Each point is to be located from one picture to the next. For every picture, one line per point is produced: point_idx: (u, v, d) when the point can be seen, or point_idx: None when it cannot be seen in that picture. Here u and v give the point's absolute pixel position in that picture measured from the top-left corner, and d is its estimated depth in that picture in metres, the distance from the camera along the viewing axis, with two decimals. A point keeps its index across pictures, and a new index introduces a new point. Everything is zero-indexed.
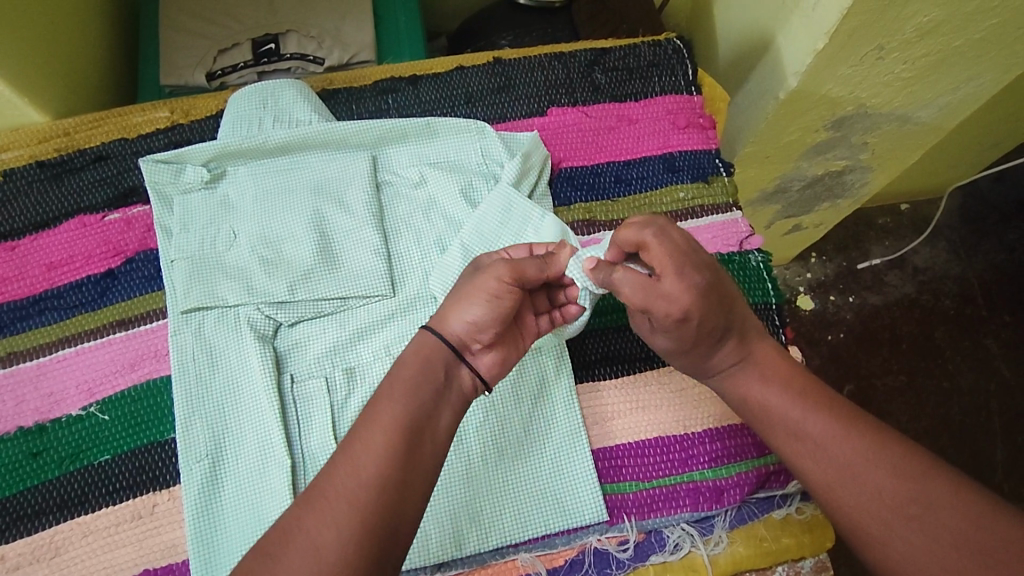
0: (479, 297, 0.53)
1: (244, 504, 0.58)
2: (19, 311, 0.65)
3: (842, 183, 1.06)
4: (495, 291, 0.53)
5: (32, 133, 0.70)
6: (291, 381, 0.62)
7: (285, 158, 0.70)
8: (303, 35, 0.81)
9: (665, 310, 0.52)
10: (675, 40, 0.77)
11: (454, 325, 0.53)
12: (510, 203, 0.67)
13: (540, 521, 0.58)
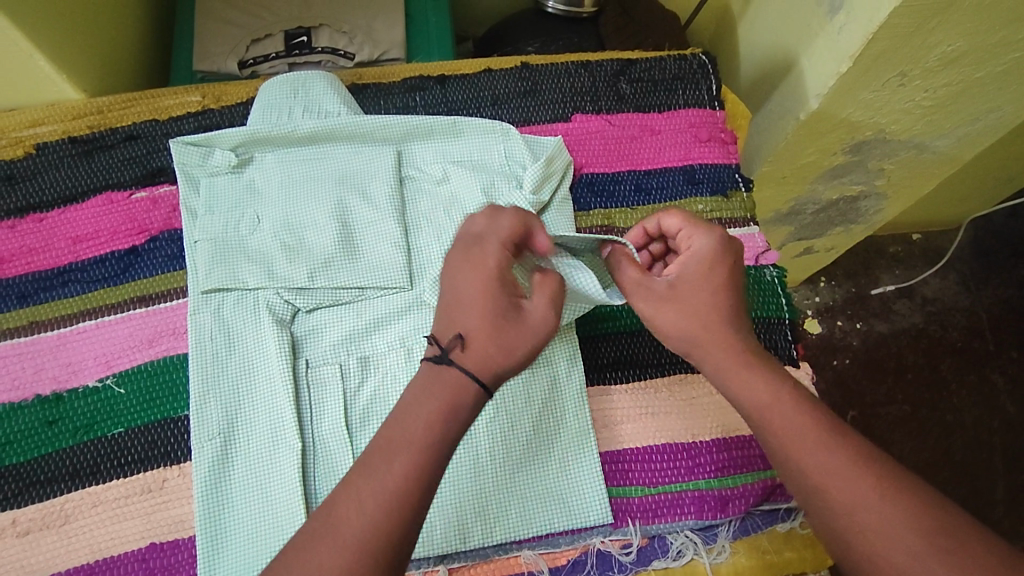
0: (512, 342, 0.49)
1: (254, 483, 0.59)
2: (44, 281, 0.67)
3: (856, 208, 1.07)
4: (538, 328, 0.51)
5: (67, 109, 0.72)
6: (305, 366, 0.63)
7: (311, 148, 0.71)
8: (334, 29, 0.83)
9: (693, 241, 0.57)
10: (701, 55, 0.79)
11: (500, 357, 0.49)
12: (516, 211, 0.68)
13: (544, 520, 0.59)
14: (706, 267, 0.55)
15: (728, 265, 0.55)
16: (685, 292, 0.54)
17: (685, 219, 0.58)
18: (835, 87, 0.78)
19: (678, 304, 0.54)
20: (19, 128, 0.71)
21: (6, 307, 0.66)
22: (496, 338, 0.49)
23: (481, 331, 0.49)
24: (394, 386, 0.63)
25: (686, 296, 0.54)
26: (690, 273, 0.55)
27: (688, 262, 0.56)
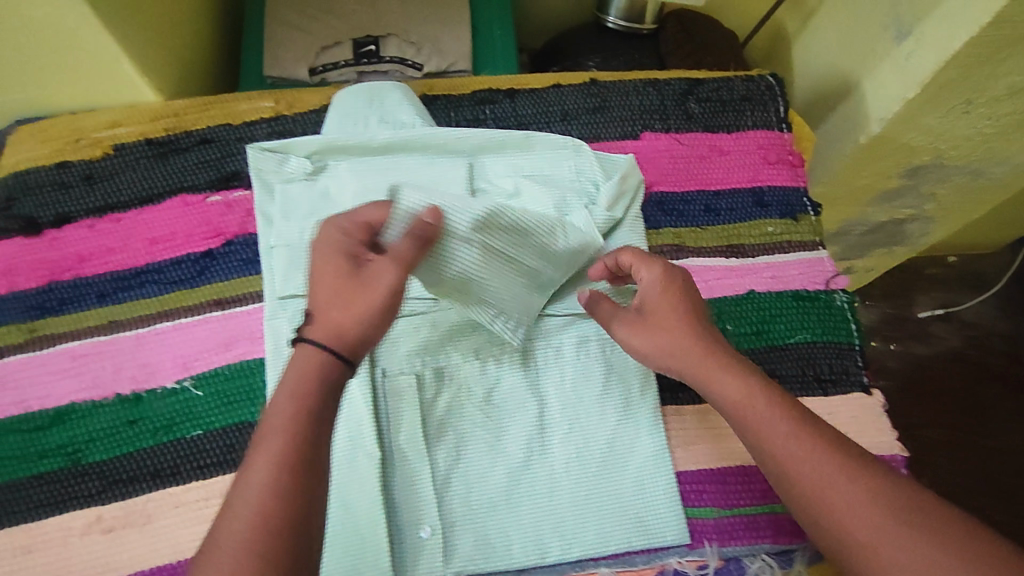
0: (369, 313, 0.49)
1: (334, 491, 0.60)
2: (122, 282, 0.68)
3: (902, 230, 1.08)
4: (391, 298, 0.50)
5: (144, 112, 0.73)
6: (382, 375, 0.64)
7: (385, 158, 0.72)
8: (402, 39, 0.83)
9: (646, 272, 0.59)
10: (769, 77, 0.79)
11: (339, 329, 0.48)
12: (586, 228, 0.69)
13: (620, 538, 0.60)
14: (670, 293, 0.57)
15: (684, 291, 0.57)
16: (649, 321, 0.57)
17: (637, 254, 0.59)
18: (900, 113, 0.79)
19: (643, 328, 0.57)
20: (98, 130, 0.72)
21: (85, 306, 0.67)
22: (346, 311, 0.48)
23: (329, 303, 0.49)
24: (469, 398, 0.65)
25: (648, 324, 0.57)
26: (653, 301, 0.57)
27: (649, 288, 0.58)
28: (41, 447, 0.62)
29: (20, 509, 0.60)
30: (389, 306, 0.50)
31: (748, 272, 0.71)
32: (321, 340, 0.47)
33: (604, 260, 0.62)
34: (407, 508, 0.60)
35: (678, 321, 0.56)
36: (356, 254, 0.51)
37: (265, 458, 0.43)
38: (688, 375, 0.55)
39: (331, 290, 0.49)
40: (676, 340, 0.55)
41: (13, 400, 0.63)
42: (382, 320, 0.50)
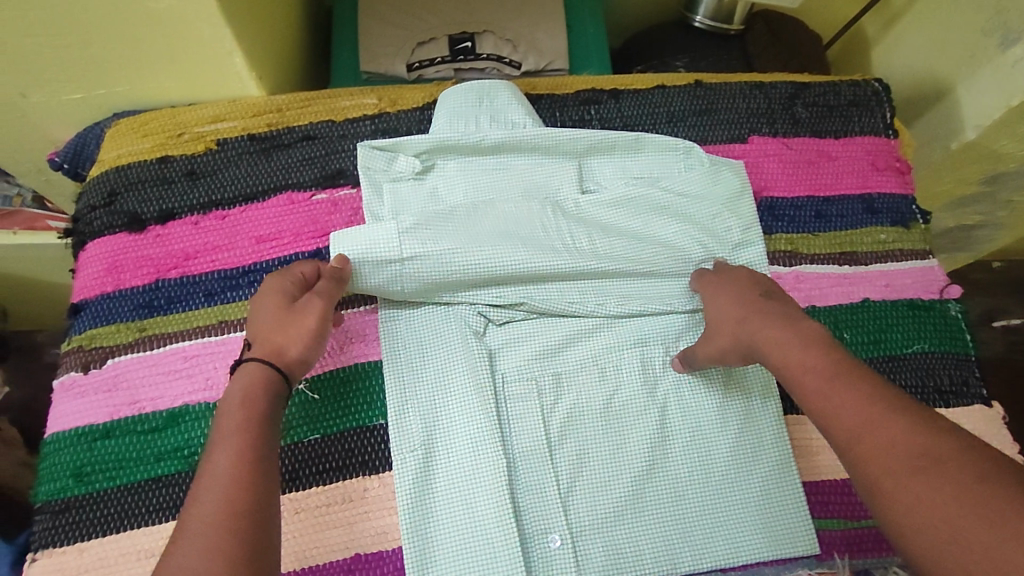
0: (308, 336, 0.57)
1: (459, 498, 0.59)
2: (229, 281, 0.66)
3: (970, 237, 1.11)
4: (321, 327, 0.58)
5: (247, 106, 0.72)
6: (500, 381, 0.64)
7: (493, 158, 0.71)
8: (497, 36, 0.81)
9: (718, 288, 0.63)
10: (876, 82, 0.79)
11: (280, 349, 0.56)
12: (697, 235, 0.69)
13: (750, 547, 0.60)
14: (722, 295, 0.62)
15: (746, 284, 0.61)
16: (715, 324, 0.61)
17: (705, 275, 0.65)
18: (998, 120, 0.81)
19: (708, 337, 0.61)
20: (200, 124, 0.71)
21: (193, 305, 0.65)
22: (285, 334, 0.57)
23: (269, 328, 0.57)
24: (589, 404, 0.63)
25: (717, 330, 0.61)
26: (711, 308, 0.62)
27: (709, 299, 0.63)
28: (156, 450, 0.60)
29: (139, 512, 0.58)
30: (319, 332, 0.58)
31: (861, 280, 0.71)
32: (264, 356, 0.55)
33: (692, 282, 0.67)
34: (535, 516, 0.60)
35: (732, 318, 0.60)
36: (295, 294, 0.59)
37: (225, 452, 0.50)
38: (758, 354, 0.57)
39: (271, 318, 0.57)
40: (734, 337, 0.59)
41: (126, 400, 0.62)
42: (313, 343, 0.58)
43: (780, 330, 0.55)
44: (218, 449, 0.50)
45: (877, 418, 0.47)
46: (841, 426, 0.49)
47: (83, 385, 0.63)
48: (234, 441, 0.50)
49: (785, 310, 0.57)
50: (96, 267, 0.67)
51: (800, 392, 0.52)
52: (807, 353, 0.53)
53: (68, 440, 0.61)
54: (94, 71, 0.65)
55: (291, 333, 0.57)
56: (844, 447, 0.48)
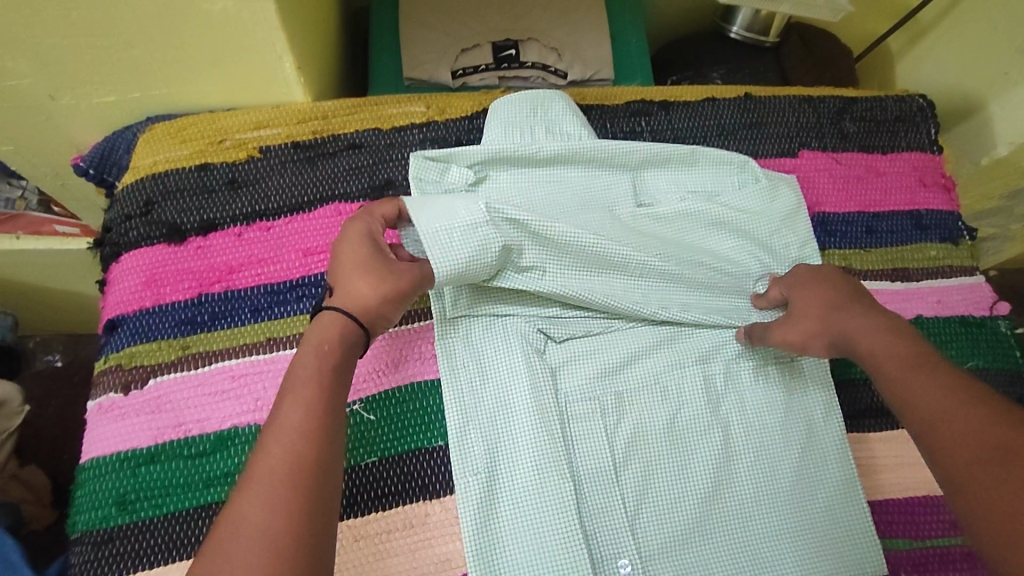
0: (386, 292, 0.56)
1: (525, 524, 0.56)
2: (276, 295, 0.63)
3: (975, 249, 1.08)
4: (407, 289, 0.57)
5: (292, 112, 0.69)
6: (562, 400, 0.61)
7: (548, 169, 0.69)
8: (542, 44, 0.81)
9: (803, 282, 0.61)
10: (920, 98, 0.80)
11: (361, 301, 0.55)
12: (752, 251, 0.69)
13: (820, 569, 0.59)
14: (808, 283, 0.61)
15: (833, 279, 0.60)
16: (799, 308, 0.60)
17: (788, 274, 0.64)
18: None
19: (790, 321, 0.60)
20: (243, 130, 0.68)
21: (239, 321, 0.62)
22: (368, 284, 0.56)
23: (355, 274, 0.56)
24: (651, 423, 0.61)
25: (802, 314, 0.59)
26: (796, 292, 0.61)
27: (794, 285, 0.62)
28: (205, 475, 0.56)
29: (188, 543, 0.55)
30: (401, 292, 0.57)
31: (914, 296, 0.70)
32: (343, 306, 0.55)
33: (772, 286, 0.65)
34: (604, 541, 0.57)
35: (822, 303, 0.58)
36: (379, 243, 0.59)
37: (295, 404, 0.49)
38: (847, 343, 0.56)
39: (356, 266, 0.57)
40: (821, 324, 0.58)
41: (170, 423, 0.58)
42: (392, 300, 0.57)
43: (869, 324, 0.55)
44: (287, 401, 0.49)
45: (961, 407, 0.47)
46: (922, 415, 0.48)
47: (123, 407, 0.59)
48: (304, 395, 0.50)
49: (870, 305, 0.57)
50: (132, 281, 0.63)
51: (885, 379, 0.52)
52: (902, 345, 0.53)
53: (108, 467, 0.57)
54: (133, 73, 0.62)
55: (377, 284, 0.56)
56: (928, 426, 0.48)
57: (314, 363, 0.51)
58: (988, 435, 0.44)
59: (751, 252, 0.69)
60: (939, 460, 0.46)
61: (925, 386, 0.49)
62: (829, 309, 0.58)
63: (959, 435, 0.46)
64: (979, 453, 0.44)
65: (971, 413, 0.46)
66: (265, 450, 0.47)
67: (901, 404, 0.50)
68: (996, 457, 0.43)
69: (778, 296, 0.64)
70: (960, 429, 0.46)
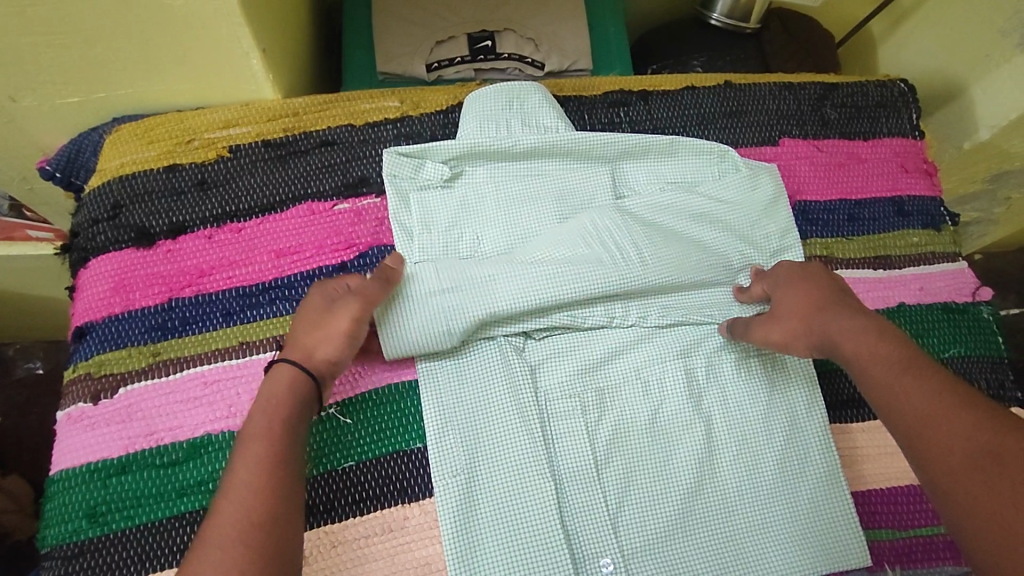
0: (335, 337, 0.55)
1: (506, 525, 0.56)
2: (249, 298, 0.62)
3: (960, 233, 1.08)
4: (352, 327, 0.55)
5: (262, 110, 0.67)
6: (543, 398, 0.60)
7: (524, 163, 0.68)
8: (519, 35, 0.79)
9: (783, 282, 0.61)
10: (901, 83, 0.79)
11: (309, 352, 0.54)
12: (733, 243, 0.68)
13: (804, 560, 0.59)
14: (791, 284, 0.60)
15: (815, 276, 0.60)
16: (782, 311, 0.59)
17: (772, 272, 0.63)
18: (1014, 122, 0.81)
19: (775, 318, 0.59)
20: (212, 130, 0.66)
21: (211, 326, 0.61)
22: (315, 335, 0.55)
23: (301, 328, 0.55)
24: (634, 419, 0.60)
25: (784, 316, 0.58)
26: (780, 290, 0.60)
27: (777, 288, 0.61)
28: (178, 484, 0.55)
29: (161, 554, 0.54)
30: (350, 333, 0.55)
31: (896, 284, 0.70)
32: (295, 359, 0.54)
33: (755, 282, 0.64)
34: (587, 539, 0.57)
35: (806, 301, 0.58)
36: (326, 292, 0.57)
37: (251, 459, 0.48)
38: (825, 342, 0.55)
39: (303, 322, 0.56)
40: (805, 323, 0.57)
41: (142, 432, 0.57)
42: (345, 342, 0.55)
43: (852, 323, 0.54)
44: (242, 459, 0.48)
45: (949, 408, 0.46)
46: (907, 416, 0.48)
47: (94, 416, 0.57)
48: (259, 450, 0.49)
49: (855, 306, 0.56)
50: (100, 287, 0.61)
51: (868, 380, 0.51)
52: (884, 345, 0.52)
53: (78, 478, 0.55)
54: (95, 72, 0.60)
55: (323, 331, 0.55)
56: (913, 432, 0.47)
57: (269, 419, 0.50)
58: (979, 438, 0.44)
59: (732, 245, 0.68)
60: (929, 467, 0.45)
61: (911, 388, 0.48)
62: (809, 308, 0.57)
63: (951, 439, 0.45)
64: (968, 457, 0.43)
65: (959, 415, 0.45)
66: (218, 512, 0.46)
67: (883, 407, 0.50)
68: (986, 460, 0.43)
69: (761, 294, 0.63)
70: (953, 433, 0.45)
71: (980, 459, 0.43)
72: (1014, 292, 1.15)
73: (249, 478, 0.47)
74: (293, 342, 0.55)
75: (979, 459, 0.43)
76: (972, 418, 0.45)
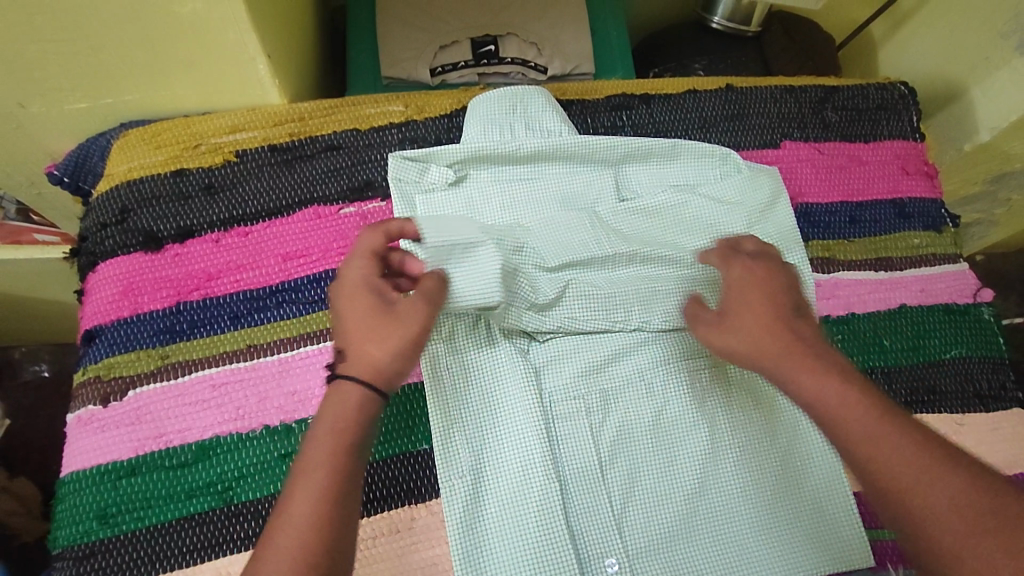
0: (399, 346, 0.48)
1: (511, 525, 0.56)
2: (256, 302, 0.62)
3: (961, 234, 1.09)
4: (422, 334, 0.49)
5: (267, 115, 0.68)
6: (547, 400, 0.61)
7: (528, 167, 0.69)
8: (522, 39, 0.80)
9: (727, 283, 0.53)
10: (902, 85, 0.80)
11: (373, 365, 0.47)
12: None
13: (808, 560, 0.59)
14: (739, 282, 0.52)
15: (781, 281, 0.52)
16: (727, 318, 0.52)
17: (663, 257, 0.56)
18: (1015, 123, 0.81)
19: (733, 334, 0.51)
20: (218, 135, 0.67)
21: (219, 329, 0.61)
22: (377, 344, 0.47)
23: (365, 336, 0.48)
24: (637, 421, 0.61)
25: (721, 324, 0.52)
26: (735, 299, 0.52)
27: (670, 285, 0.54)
28: (187, 486, 0.56)
29: (171, 555, 0.54)
30: (416, 342, 0.49)
31: (898, 286, 0.70)
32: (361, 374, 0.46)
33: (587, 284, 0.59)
34: (591, 539, 0.58)
35: (756, 314, 0.50)
36: (384, 292, 0.50)
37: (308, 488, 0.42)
38: (742, 350, 0.50)
39: (362, 322, 0.48)
40: (761, 340, 0.49)
41: (151, 434, 0.57)
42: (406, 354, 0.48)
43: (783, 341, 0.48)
44: (297, 490, 0.42)
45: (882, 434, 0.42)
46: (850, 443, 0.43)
47: (103, 419, 0.58)
48: (318, 480, 0.43)
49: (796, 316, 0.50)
50: (109, 291, 0.62)
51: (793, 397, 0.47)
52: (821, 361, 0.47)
53: (88, 480, 0.56)
54: (103, 78, 0.60)
55: (376, 341, 0.47)
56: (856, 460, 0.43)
57: (332, 443, 0.44)
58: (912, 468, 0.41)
59: None
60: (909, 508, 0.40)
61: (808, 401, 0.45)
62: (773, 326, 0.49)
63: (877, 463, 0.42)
64: (911, 488, 0.40)
65: (870, 438, 0.43)
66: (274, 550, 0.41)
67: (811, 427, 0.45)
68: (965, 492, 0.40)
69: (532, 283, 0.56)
70: (881, 461, 0.42)
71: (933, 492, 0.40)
72: (1015, 293, 1.15)
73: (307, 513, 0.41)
74: (353, 350, 0.48)
75: (921, 495, 0.40)
76: (899, 445, 0.42)
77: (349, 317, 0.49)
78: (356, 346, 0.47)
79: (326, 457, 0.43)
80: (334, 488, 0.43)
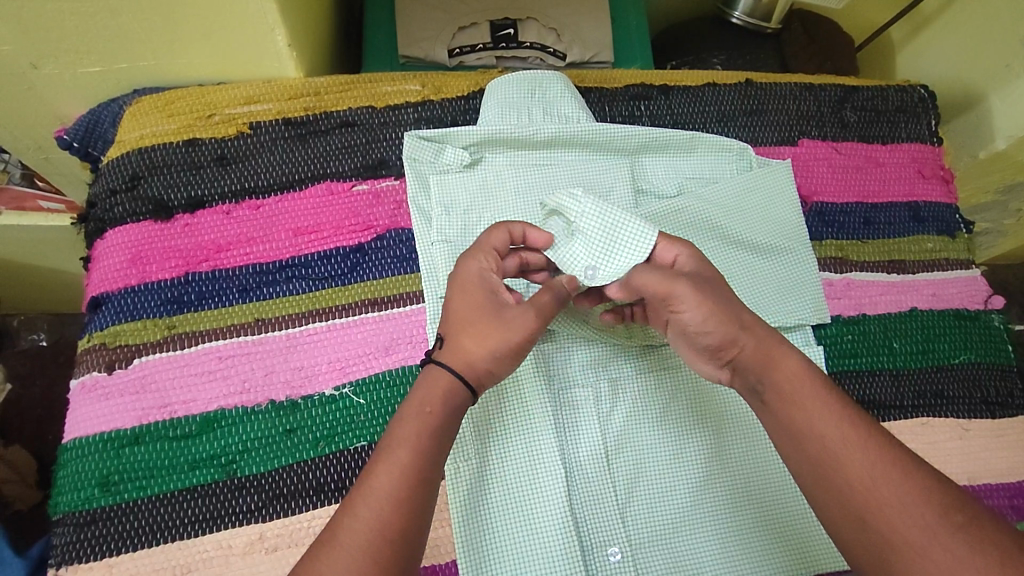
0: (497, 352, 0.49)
1: (515, 509, 0.56)
2: (266, 276, 0.62)
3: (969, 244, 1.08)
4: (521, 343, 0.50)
5: (284, 88, 0.67)
6: (557, 387, 0.60)
7: (543, 152, 0.68)
8: (542, 24, 0.79)
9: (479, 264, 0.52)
10: (921, 89, 0.79)
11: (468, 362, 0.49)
12: None
13: (802, 562, 0.59)
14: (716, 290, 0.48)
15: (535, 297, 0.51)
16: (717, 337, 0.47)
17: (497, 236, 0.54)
18: None
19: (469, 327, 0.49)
20: (233, 105, 0.66)
21: (227, 302, 0.60)
22: (475, 344, 0.49)
23: (463, 331, 0.50)
24: (645, 412, 0.61)
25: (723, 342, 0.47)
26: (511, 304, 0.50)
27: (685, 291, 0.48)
28: (191, 457, 0.56)
29: (172, 526, 0.54)
30: (516, 348, 0.50)
31: (909, 289, 0.70)
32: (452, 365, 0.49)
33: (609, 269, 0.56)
34: (594, 528, 0.57)
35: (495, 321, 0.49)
36: (498, 291, 0.51)
37: (389, 469, 0.43)
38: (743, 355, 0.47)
39: (466, 325, 0.50)
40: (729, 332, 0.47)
41: (155, 404, 0.57)
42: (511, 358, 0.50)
43: (795, 361, 0.46)
44: (380, 464, 0.44)
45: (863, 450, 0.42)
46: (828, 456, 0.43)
47: (108, 386, 0.57)
48: (400, 458, 0.44)
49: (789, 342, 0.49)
50: (116, 259, 0.61)
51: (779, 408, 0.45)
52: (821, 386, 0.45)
53: (91, 447, 0.55)
54: (118, 44, 0.60)
55: (486, 348, 0.49)
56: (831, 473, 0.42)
57: (425, 430, 0.45)
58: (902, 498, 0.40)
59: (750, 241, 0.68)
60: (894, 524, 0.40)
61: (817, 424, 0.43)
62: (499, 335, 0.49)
63: (870, 492, 0.41)
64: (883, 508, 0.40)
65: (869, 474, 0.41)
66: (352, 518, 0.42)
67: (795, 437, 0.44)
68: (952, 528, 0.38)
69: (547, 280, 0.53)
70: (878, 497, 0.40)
71: (923, 532, 0.39)
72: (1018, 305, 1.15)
73: (389, 489, 0.43)
74: (452, 345, 0.49)
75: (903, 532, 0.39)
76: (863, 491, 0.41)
77: (455, 311, 0.51)
78: (455, 341, 0.49)
79: (409, 442, 0.44)
80: (414, 474, 0.43)
